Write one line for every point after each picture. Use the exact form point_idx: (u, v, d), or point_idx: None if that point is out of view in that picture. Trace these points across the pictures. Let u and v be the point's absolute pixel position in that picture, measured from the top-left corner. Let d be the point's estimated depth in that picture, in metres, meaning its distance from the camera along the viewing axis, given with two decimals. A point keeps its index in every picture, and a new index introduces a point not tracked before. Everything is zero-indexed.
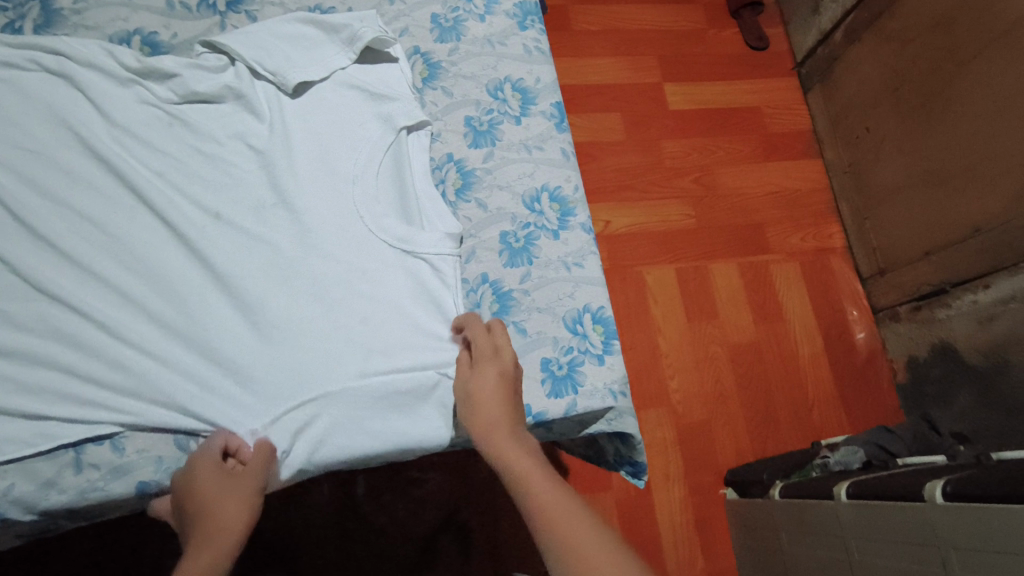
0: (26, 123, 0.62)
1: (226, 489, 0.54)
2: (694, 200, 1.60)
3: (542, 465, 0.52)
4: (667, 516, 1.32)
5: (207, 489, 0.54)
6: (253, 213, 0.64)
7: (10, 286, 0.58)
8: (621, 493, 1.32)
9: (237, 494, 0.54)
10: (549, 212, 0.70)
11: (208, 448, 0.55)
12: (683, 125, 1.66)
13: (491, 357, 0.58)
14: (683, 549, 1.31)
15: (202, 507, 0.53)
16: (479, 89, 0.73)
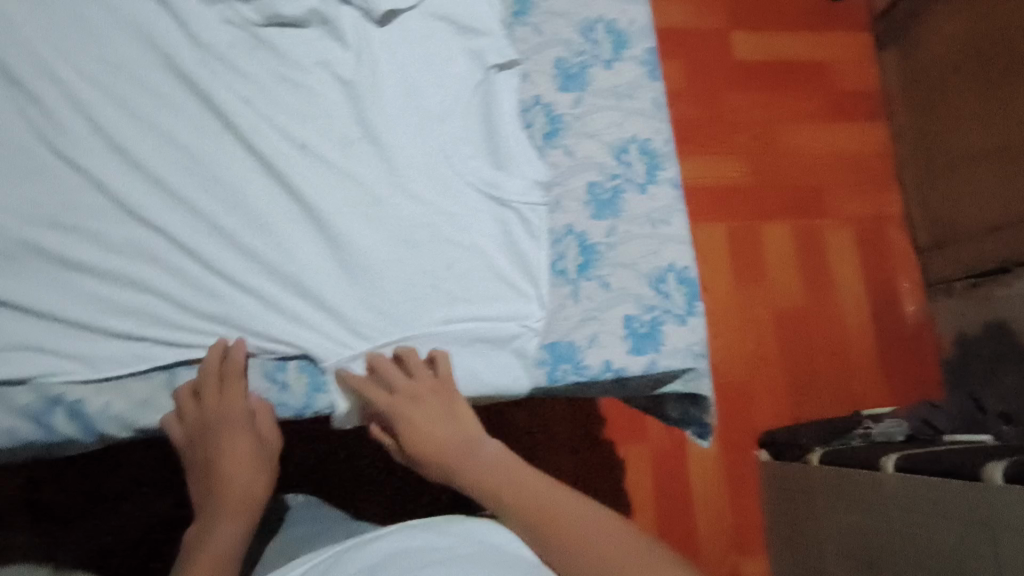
0: (111, 37, 0.59)
1: (255, 451, 0.59)
2: (751, 157, 1.54)
3: (506, 476, 0.59)
4: (699, 471, 1.34)
5: (237, 450, 0.58)
6: (339, 147, 0.62)
7: (102, 208, 0.57)
8: (657, 445, 1.34)
9: (265, 455, 0.60)
10: (637, 164, 0.66)
11: (239, 408, 0.57)
12: (747, 77, 1.58)
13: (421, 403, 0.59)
14: (712, 503, 1.34)
15: (230, 466, 0.58)
16: (570, 29, 0.68)
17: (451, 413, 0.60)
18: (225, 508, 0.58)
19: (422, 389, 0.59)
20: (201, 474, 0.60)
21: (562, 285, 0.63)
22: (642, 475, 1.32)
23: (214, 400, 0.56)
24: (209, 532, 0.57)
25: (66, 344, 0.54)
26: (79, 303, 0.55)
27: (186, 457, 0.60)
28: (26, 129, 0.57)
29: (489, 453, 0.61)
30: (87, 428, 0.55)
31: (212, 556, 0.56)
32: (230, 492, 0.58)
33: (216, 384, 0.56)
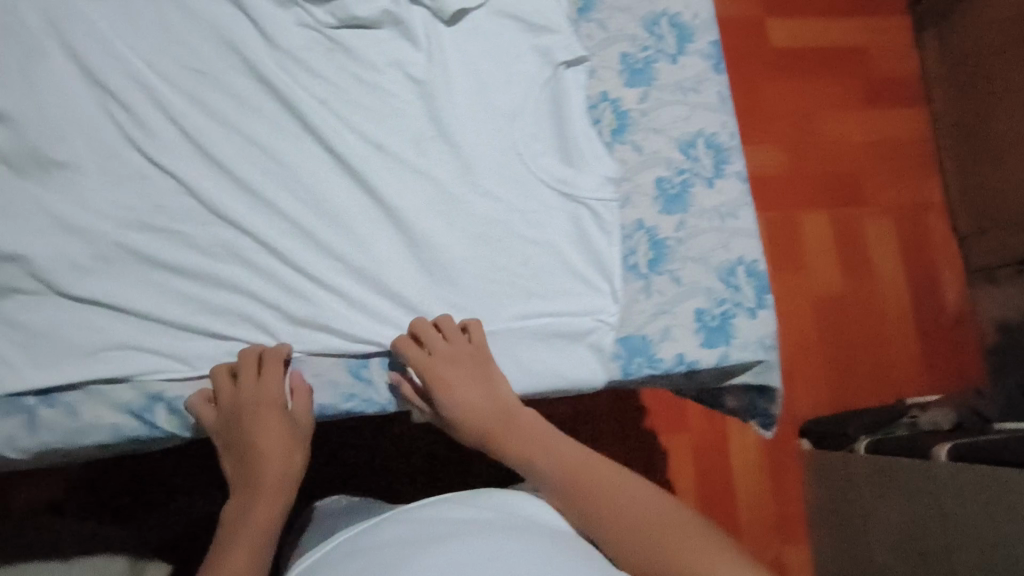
0: (194, 43, 0.61)
1: (288, 434, 0.57)
2: (791, 145, 1.52)
3: (547, 448, 0.59)
4: (741, 460, 1.35)
5: (270, 434, 0.57)
6: (413, 146, 0.63)
7: (191, 211, 0.59)
8: (698, 436, 1.35)
9: (297, 439, 0.58)
10: (704, 158, 0.67)
11: (275, 388, 0.56)
12: (785, 65, 1.56)
13: (463, 369, 0.59)
14: (754, 492, 1.34)
15: (262, 450, 0.57)
16: (634, 24, 0.68)
17: (489, 386, 0.60)
18: (258, 494, 0.56)
19: (462, 354, 0.59)
20: (233, 459, 0.58)
21: (633, 280, 0.64)
22: (684, 465, 1.33)
23: (251, 382, 0.56)
24: (241, 518, 0.56)
25: (164, 344, 0.56)
26: (174, 304, 0.57)
27: (219, 442, 0.58)
28: (117, 136, 0.58)
29: (524, 422, 0.60)
30: (185, 425, 0.57)
31: (245, 542, 0.54)
32: (264, 477, 0.57)
33: (255, 366, 0.56)
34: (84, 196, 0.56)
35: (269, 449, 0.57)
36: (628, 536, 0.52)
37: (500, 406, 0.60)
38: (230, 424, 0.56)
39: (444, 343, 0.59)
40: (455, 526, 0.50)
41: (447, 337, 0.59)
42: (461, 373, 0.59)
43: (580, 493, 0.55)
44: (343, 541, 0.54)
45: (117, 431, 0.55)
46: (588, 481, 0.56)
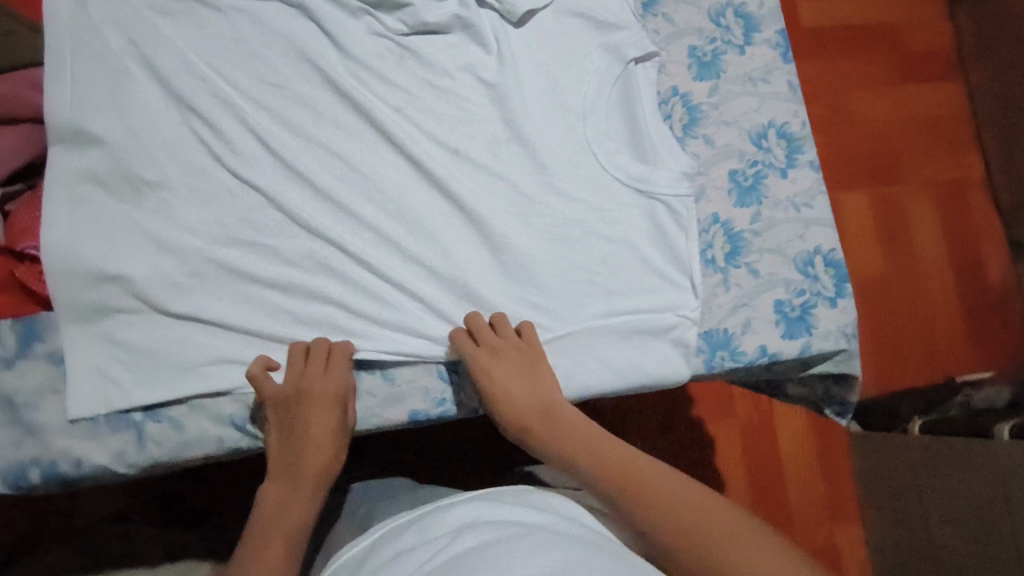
0: (271, 59, 0.62)
1: (334, 433, 0.58)
2: (829, 126, 1.49)
3: (585, 440, 0.59)
4: (789, 446, 1.32)
5: (318, 432, 0.57)
6: (489, 149, 0.64)
7: (277, 225, 0.60)
8: (745, 422, 1.32)
9: (341, 438, 0.58)
10: (776, 148, 0.66)
11: (338, 389, 0.56)
12: (824, 42, 1.52)
13: (515, 362, 0.58)
14: (805, 477, 1.31)
15: (310, 444, 0.57)
16: (700, 16, 0.68)
17: (536, 376, 0.59)
18: (296, 488, 0.58)
19: (513, 348, 0.59)
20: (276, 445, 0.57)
21: (712, 274, 0.64)
22: (733, 453, 1.30)
23: (314, 378, 0.55)
24: (278, 508, 0.58)
25: (260, 358, 0.57)
26: (267, 317, 0.58)
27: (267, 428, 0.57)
28: (203, 154, 0.59)
29: (566, 415, 0.60)
30: None
31: (280, 534, 0.57)
32: (305, 473, 0.58)
33: (322, 362, 0.56)
34: (175, 216, 0.57)
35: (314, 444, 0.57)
36: (670, 535, 0.51)
37: (543, 396, 0.60)
38: (285, 415, 0.56)
39: (496, 337, 0.59)
40: (518, 529, 0.47)
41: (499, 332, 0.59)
42: (515, 363, 0.58)
43: (624, 489, 0.55)
44: (388, 542, 0.52)
45: (222, 443, 0.56)
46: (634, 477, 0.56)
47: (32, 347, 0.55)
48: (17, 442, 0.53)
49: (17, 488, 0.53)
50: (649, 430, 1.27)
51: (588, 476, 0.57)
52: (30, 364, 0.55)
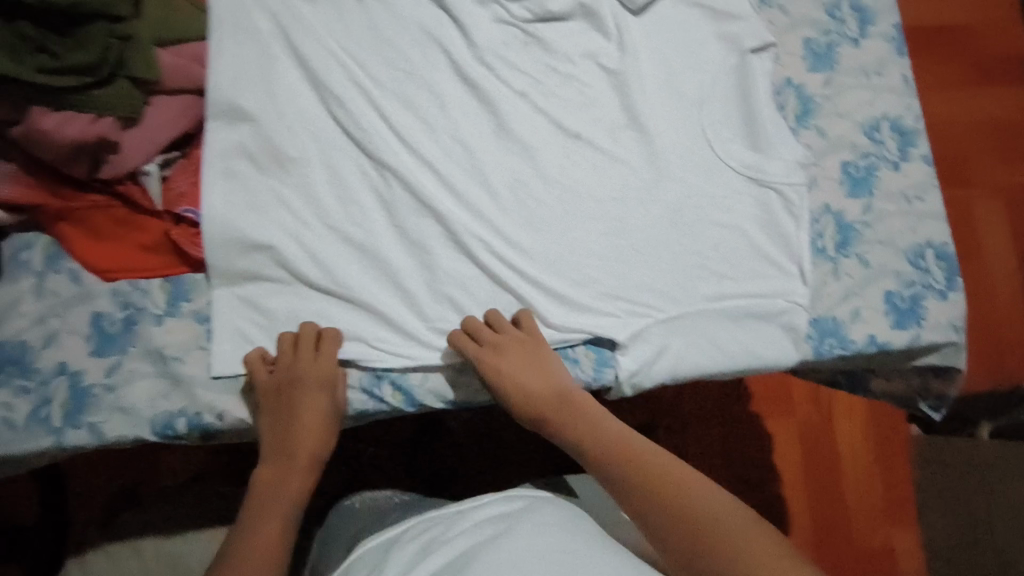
0: (402, 44, 0.64)
1: (328, 414, 0.57)
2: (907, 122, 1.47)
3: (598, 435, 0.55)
4: (847, 445, 1.24)
5: (312, 414, 0.56)
6: (609, 134, 0.65)
7: (403, 200, 0.61)
8: (802, 422, 1.24)
9: (337, 416, 0.58)
10: (889, 141, 0.67)
11: (329, 368, 0.56)
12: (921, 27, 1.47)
13: (516, 355, 0.58)
14: (862, 478, 1.23)
15: (300, 426, 0.56)
16: (816, 8, 0.69)
17: (540, 369, 0.58)
18: (291, 469, 0.56)
19: (510, 343, 0.58)
20: (269, 430, 0.56)
21: (822, 262, 0.65)
22: (790, 452, 1.23)
23: (302, 362, 0.55)
24: (272, 492, 0.56)
25: (389, 328, 0.60)
26: (395, 289, 0.60)
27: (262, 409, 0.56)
28: (338, 133, 0.62)
29: (576, 404, 0.57)
30: (409, 401, 0.60)
31: (276, 516, 0.55)
32: (298, 452, 0.56)
33: (309, 347, 0.56)
34: (311, 190, 0.60)
35: (300, 427, 0.56)
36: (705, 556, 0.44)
37: (544, 387, 0.57)
38: (274, 398, 0.56)
39: (500, 335, 0.58)
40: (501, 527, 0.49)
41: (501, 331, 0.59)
42: (520, 353, 0.58)
43: (631, 484, 0.51)
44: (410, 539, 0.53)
45: (351, 404, 0.59)
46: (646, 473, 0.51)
47: (180, 306, 0.58)
48: (165, 393, 0.56)
49: (161, 436, 0.56)
50: (702, 426, 1.21)
51: (603, 474, 0.53)
52: (177, 323, 0.57)
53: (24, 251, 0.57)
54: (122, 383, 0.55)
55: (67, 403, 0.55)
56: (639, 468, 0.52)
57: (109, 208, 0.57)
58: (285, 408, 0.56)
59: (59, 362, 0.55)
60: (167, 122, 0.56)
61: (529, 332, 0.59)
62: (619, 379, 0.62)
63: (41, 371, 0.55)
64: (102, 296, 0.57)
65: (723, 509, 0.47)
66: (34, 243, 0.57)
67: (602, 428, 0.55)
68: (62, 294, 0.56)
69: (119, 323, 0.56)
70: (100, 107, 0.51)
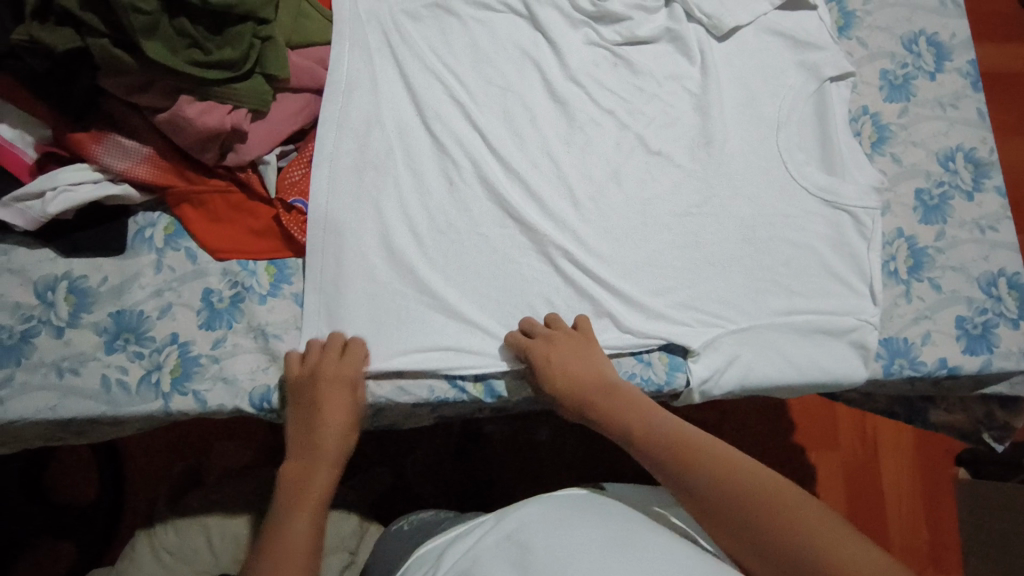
0: (498, 60, 0.68)
1: (350, 416, 0.57)
2: (1007, 140, 1.20)
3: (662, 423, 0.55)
4: (889, 480, 1.19)
5: (336, 414, 0.56)
6: (689, 151, 0.68)
7: (488, 212, 0.64)
8: (846, 456, 1.20)
9: (357, 419, 0.58)
10: (963, 171, 0.69)
11: (349, 368, 0.57)
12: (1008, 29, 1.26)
13: (567, 350, 0.59)
14: (906, 515, 1.17)
15: (321, 422, 0.56)
16: (893, 42, 0.72)
17: (591, 366, 0.59)
18: (315, 468, 0.56)
19: (564, 339, 0.60)
20: (294, 428, 0.57)
21: (894, 284, 0.66)
22: (833, 484, 1.18)
23: (329, 366, 0.57)
24: (300, 487, 0.55)
25: (465, 323, 0.61)
26: (476, 286, 0.63)
27: (291, 407, 0.58)
28: (427, 139, 0.65)
29: (627, 399, 0.57)
30: (489, 392, 0.62)
31: (305, 510, 0.54)
32: (324, 449, 0.56)
33: (337, 352, 0.58)
34: (402, 188, 0.63)
35: (320, 425, 0.56)
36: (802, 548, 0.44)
37: (594, 384, 0.58)
38: (298, 396, 0.57)
39: (552, 330, 0.60)
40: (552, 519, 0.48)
41: (553, 327, 0.61)
42: (568, 349, 0.59)
43: (692, 471, 0.51)
44: (465, 539, 0.51)
45: (433, 392, 0.61)
46: (695, 457, 0.51)
47: (281, 288, 0.62)
48: (264, 367, 0.60)
49: (258, 409, 0.59)
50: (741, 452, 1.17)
51: (661, 462, 0.53)
52: (278, 302, 0.61)
53: (148, 228, 0.61)
54: (226, 356, 0.59)
55: (176, 369, 0.59)
56: (688, 452, 0.52)
57: (227, 193, 0.61)
58: (307, 406, 0.57)
59: (171, 332, 0.59)
60: (287, 117, 0.61)
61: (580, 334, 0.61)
62: (690, 385, 0.63)
63: (155, 340, 0.59)
64: (213, 274, 0.61)
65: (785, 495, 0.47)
66: (157, 221, 0.62)
67: (645, 415, 0.56)
68: (177, 270, 0.61)
69: (227, 300, 0.61)
70: (237, 98, 0.56)
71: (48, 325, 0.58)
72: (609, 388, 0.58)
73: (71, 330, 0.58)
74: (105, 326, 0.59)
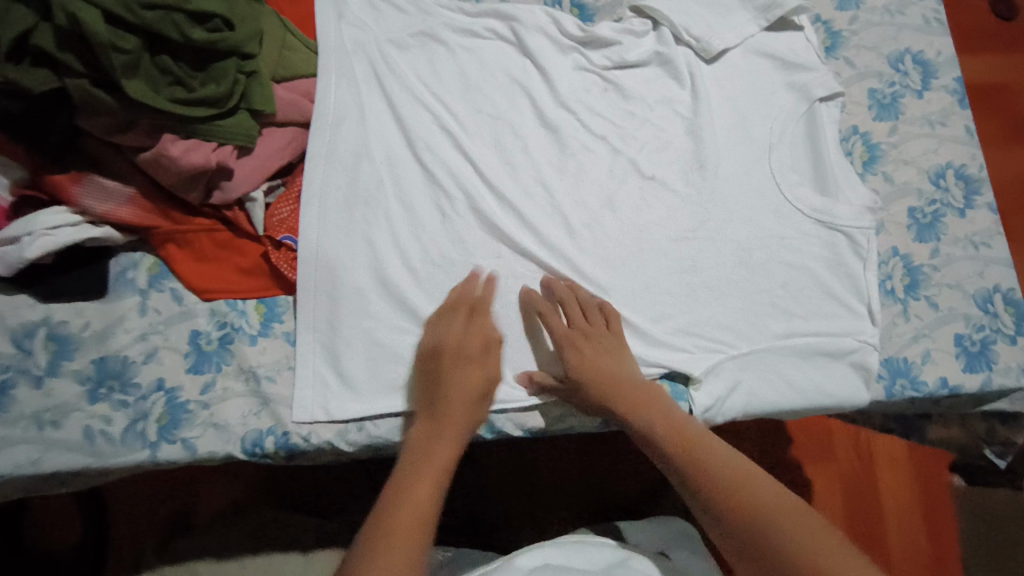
0: (487, 89, 0.67)
1: (483, 379, 0.56)
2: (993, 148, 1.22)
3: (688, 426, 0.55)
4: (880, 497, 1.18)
5: (468, 378, 0.56)
6: (683, 175, 0.67)
7: (483, 243, 0.63)
8: (842, 469, 1.19)
9: (490, 386, 0.57)
10: (955, 189, 0.69)
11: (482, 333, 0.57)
12: (995, 38, 1.27)
13: (595, 338, 0.58)
14: (904, 527, 1.17)
15: (453, 381, 0.55)
16: (880, 61, 0.73)
17: (618, 356, 0.58)
18: (442, 434, 0.54)
19: (594, 327, 0.59)
20: (423, 385, 0.56)
21: (892, 304, 0.66)
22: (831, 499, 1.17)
23: (455, 328, 0.57)
24: (423, 454, 0.53)
25: None
26: None
27: (423, 363, 0.57)
28: (417, 170, 0.64)
29: (645, 392, 0.57)
30: (488, 427, 0.60)
31: (431, 473, 0.52)
32: (454, 411, 0.54)
33: (467, 312, 0.58)
34: (394, 220, 0.62)
35: (450, 383, 0.55)
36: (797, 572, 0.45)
37: (620, 372, 0.57)
38: (431, 355, 0.57)
39: (581, 317, 0.60)
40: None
41: (585, 312, 0.60)
42: (600, 337, 0.59)
43: (711, 484, 0.51)
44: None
45: None
46: (711, 465, 0.52)
47: (271, 327, 0.60)
48: (255, 411, 0.58)
49: (249, 455, 0.57)
50: None
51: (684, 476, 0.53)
52: (269, 343, 0.59)
53: (131, 270, 0.59)
54: (215, 401, 0.57)
55: (163, 417, 0.56)
56: (714, 468, 0.52)
57: (213, 231, 0.59)
58: (437, 363, 0.56)
59: (157, 378, 0.57)
60: (274, 153, 0.59)
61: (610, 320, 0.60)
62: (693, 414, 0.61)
63: (140, 386, 0.57)
64: (201, 314, 0.59)
65: (796, 515, 0.48)
66: (140, 263, 0.60)
67: (679, 425, 0.55)
68: (163, 312, 0.59)
69: (215, 342, 0.59)
70: (222, 134, 0.55)
71: (27, 375, 0.56)
72: (635, 377, 0.57)
73: (52, 380, 0.56)
74: (87, 374, 0.56)
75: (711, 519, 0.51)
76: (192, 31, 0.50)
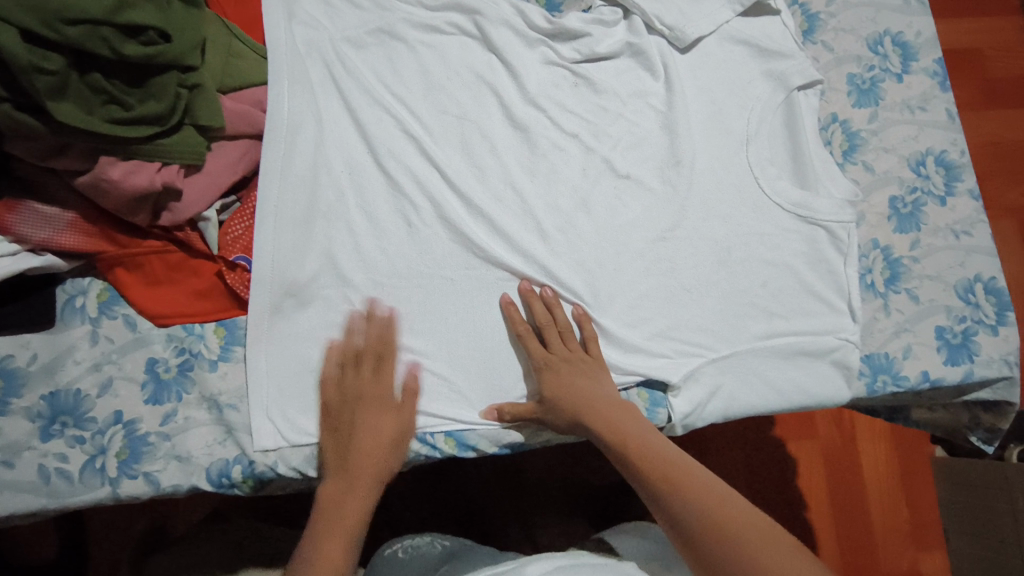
0: (452, 89, 0.64)
1: (391, 429, 0.55)
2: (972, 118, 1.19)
3: (663, 446, 0.55)
4: (880, 504, 1.05)
5: (377, 430, 0.55)
6: (659, 173, 0.65)
7: (451, 254, 0.60)
8: (843, 468, 1.07)
9: (405, 433, 0.55)
10: (935, 176, 0.67)
11: (388, 382, 0.56)
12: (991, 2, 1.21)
13: (569, 359, 0.58)
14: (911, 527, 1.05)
15: (363, 437, 0.54)
16: (859, 44, 0.70)
17: (596, 377, 0.57)
18: (354, 492, 0.54)
19: (571, 347, 0.58)
20: (331, 440, 0.55)
21: (872, 298, 0.65)
22: (831, 500, 1.05)
23: (361, 381, 0.56)
24: (330, 521, 0.53)
25: (433, 375, 0.57)
26: (441, 332, 0.58)
27: (327, 420, 0.55)
28: (379, 179, 0.61)
29: (618, 410, 0.56)
30: (462, 445, 0.57)
31: (343, 530, 0.53)
32: (360, 469, 0.54)
33: (372, 364, 0.56)
34: (356, 235, 0.59)
35: (364, 438, 0.54)
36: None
37: (598, 394, 0.56)
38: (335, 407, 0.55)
39: (557, 336, 0.58)
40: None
41: (562, 329, 0.58)
42: (576, 356, 0.58)
43: (682, 499, 0.51)
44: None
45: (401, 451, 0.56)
46: (693, 489, 0.52)
47: (232, 351, 0.57)
48: (220, 440, 0.55)
49: (216, 486, 0.54)
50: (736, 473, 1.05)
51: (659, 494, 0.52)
52: (230, 367, 0.56)
53: (80, 297, 0.56)
54: (177, 432, 0.55)
55: (123, 451, 0.53)
56: (688, 485, 0.52)
57: (164, 252, 0.56)
58: (342, 417, 0.55)
59: (114, 411, 0.54)
60: (226, 168, 0.56)
61: (586, 336, 0.59)
62: (672, 421, 0.60)
63: (96, 421, 0.54)
64: (157, 341, 0.56)
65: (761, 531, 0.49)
66: (88, 289, 0.57)
67: (653, 445, 0.54)
68: (117, 340, 0.56)
69: (173, 369, 0.56)
70: (165, 154, 0.51)
71: None
72: (615, 398, 0.57)
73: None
74: (38, 411, 0.53)
75: (681, 540, 0.50)
76: (124, 47, 0.46)
